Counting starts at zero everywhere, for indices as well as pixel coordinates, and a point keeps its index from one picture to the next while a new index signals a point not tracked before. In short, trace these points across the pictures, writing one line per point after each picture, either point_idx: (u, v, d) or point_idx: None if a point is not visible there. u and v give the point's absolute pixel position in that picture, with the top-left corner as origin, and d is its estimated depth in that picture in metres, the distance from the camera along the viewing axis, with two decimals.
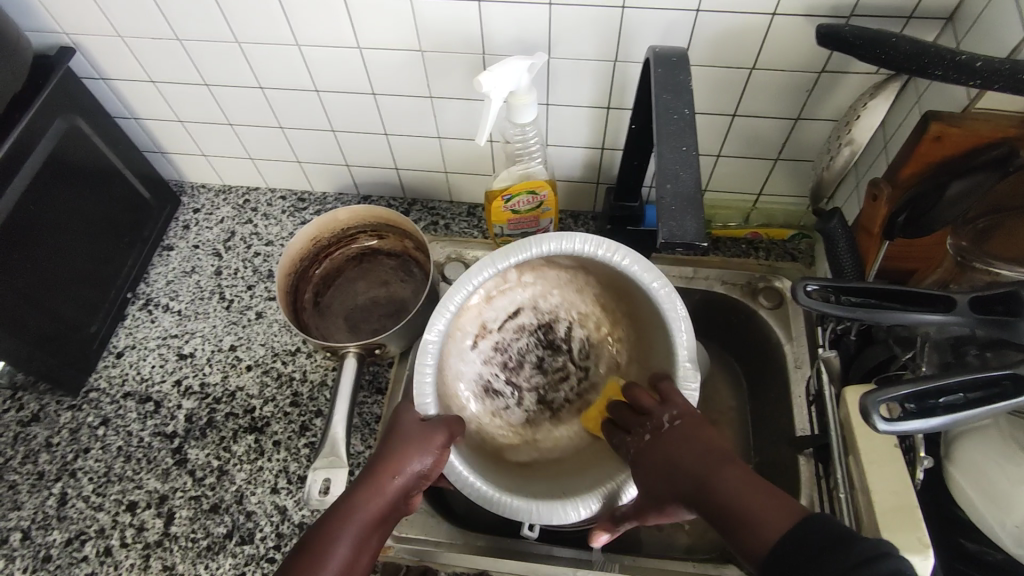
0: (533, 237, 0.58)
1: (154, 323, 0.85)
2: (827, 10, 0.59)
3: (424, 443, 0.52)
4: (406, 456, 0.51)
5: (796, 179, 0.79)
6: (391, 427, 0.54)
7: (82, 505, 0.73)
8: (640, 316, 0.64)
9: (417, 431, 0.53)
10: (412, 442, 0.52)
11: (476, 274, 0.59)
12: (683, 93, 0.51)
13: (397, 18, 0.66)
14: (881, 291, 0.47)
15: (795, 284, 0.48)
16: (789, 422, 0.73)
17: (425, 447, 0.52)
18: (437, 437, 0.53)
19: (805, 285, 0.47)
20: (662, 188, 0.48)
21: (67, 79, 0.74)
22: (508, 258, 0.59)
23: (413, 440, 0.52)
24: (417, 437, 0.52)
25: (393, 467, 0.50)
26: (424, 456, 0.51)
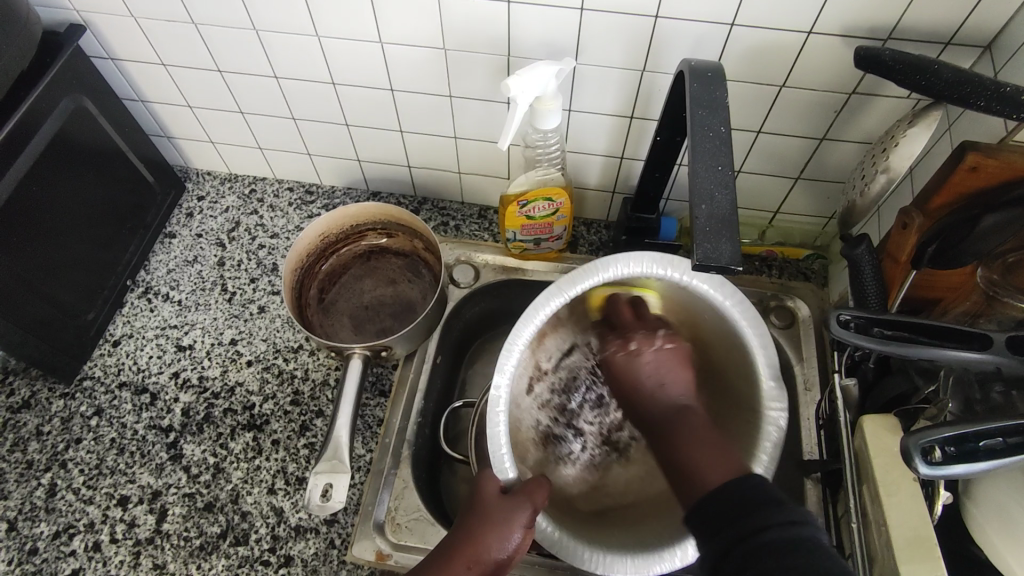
0: (625, 256, 0.56)
1: (153, 312, 0.83)
2: (863, 31, 0.58)
3: (507, 526, 0.52)
4: (485, 541, 0.52)
5: (815, 199, 0.78)
6: (475, 496, 0.54)
7: (71, 497, 0.71)
8: (714, 357, 0.64)
9: (499, 509, 0.52)
10: (495, 526, 0.52)
11: (571, 283, 0.56)
12: (718, 109, 0.50)
13: (422, 14, 0.64)
14: (915, 325, 0.48)
15: (830, 314, 0.49)
16: (795, 446, 0.72)
17: (509, 530, 0.52)
18: (521, 517, 0.52)
19: (839, 314, 0.48)
20: (697, 208, 0.47)
21: (76, 57, 0.71)
22: (611, 274, 0.56)
23: (485, 524, 0.52)
24: (498, 519, 0.52)
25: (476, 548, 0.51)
26: (507, 539, 0.52)
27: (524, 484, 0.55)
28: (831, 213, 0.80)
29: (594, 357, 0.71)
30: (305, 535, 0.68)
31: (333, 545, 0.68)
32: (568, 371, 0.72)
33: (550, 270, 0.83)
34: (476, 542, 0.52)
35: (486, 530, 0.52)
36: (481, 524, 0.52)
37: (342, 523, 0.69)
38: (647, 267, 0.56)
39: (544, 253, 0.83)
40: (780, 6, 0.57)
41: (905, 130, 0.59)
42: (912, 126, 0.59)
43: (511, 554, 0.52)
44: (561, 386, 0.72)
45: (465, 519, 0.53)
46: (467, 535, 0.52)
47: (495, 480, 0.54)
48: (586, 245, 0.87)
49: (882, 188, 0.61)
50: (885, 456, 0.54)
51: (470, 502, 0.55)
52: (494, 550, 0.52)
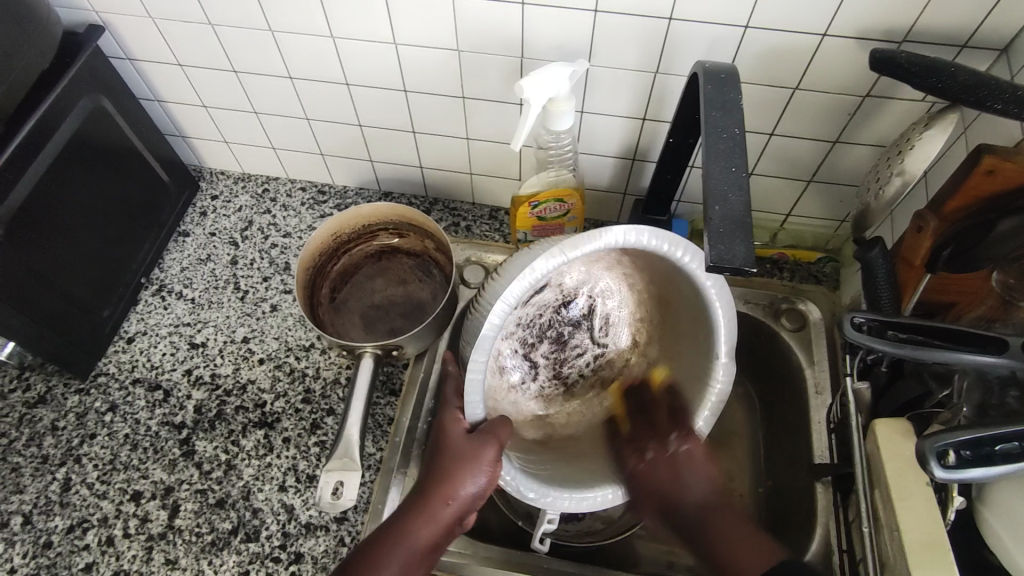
0: (624, 230, 0.53)
1: (167, 310, 0.84)
2: (879, 34, 0.58)
3: (474, 465, 0.55)
4: (454, 484, 0.55)
5: (827, 202, 0.78)
6: (442, 437, 0.57)
7: (85, 492, 0.71)
8: (677, 316, 0.66)
9: (465, 449, 0.55)
10: (465, 468, 0.55)
11: (573, 247, 0.52)
12: (733, 111, 0.50)
13: (437, 16, 0.64)
14: (932, 328, 0.48)
15: (842, 317, 0.49)
16: (807, 449, 0.72)
17: (475, 469, 0.55)
18: (486, 452, 0.55)
19: (852, 317, 0.48)
20: (710, 209, 0.46)
21: (95, 57, 0.72)
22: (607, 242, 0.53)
23: (456, 462, 0.55)
24: (464, 459, 0.55)
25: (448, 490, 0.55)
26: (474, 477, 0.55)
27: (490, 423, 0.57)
28: (844, 216, 0.80)
29: (561, 297, 0.69)
30: (315, 532, 0.69)
31: (343, 543, 0.68)
32: (535, 310, 0.67)
33: None
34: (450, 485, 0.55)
35: (455, 473, 0.55)
36: (450, 465, 0.55)
37: (352, 521, 0.69)
38: (647, 241, 0.54)
39: None
40: (794, 8, 0.57)
41: (920, 133, 0.58)
42: (927, 129, 0.58)
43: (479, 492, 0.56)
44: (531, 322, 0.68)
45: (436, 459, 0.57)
46: (440, 478, 0.56)
47: (461, 422, 0.57)
48: None
49: (898, 190, 0.60)
50: (898, 460, 0.54)
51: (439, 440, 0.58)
52: (460, 493, 0.55)
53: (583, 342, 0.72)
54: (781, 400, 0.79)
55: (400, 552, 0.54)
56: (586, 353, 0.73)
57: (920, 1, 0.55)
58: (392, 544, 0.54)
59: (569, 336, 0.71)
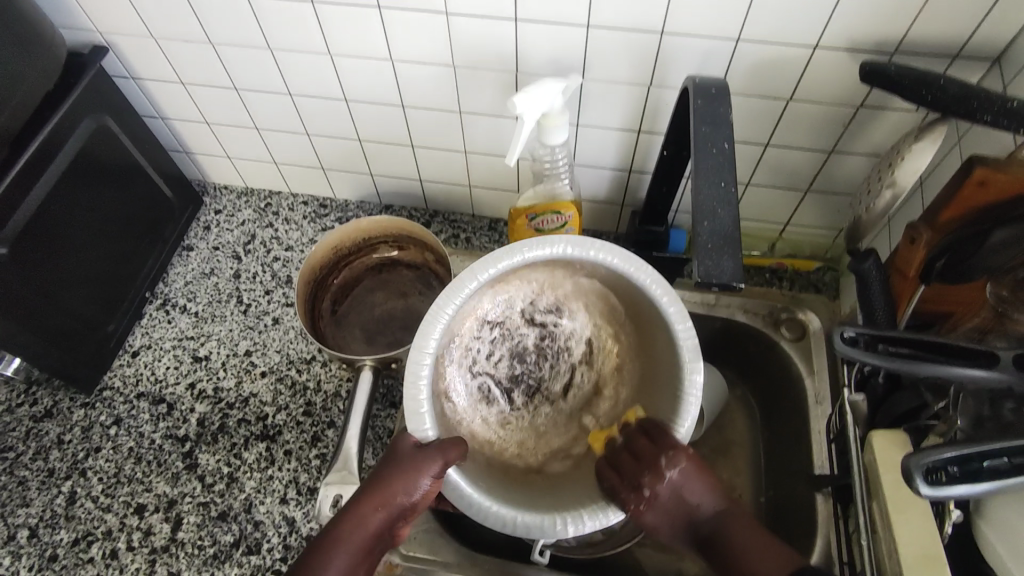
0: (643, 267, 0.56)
1: (171, 323, 0.85)
2: (870, 46, 0.58)
3: (415, 475, 0.51)
4: (374, 510, 0.52)
5: (825, 212, 0.78)
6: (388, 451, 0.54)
7: (90, 505, 0.72)
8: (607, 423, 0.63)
9: (410, 462, 0.52)
10: (385, 495, 0.52)
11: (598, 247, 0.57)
12: (722, 126, 0.50)
13: (432, 32, 0.65)
14: (923, 343, 0.48)
15: (834, 330, 0.49)
16: (807, 460, 0.72)
17: (417, 478, 0.51)
18: (425, 470, 0.51)
19: (843, 332, 0.48)
20: (699, 225, 0.47)
21: (99, 77, 0.74)
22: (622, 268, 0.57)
23: (399, 472, 0.52)
24: (389, 490, 0.52)
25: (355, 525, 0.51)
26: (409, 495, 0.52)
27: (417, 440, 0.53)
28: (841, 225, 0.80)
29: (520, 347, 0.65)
30: None
31: None
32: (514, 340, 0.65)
33: None
34: (370, 512, 0.52)
35: (387, 495, 0.52)
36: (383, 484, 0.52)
37: None
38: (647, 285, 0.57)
39: None
40: (785, 21, 0.57)
41: (911, 145, 0.58)
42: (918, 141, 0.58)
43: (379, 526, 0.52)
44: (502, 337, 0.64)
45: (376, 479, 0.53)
46: (366, 501, 0.52)
47: (411, 438, 0.54)
48: None
49: (892, 201, 0.60)
50: (894, 473, 0.54)
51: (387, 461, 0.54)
52: (376, 518, 0.52)
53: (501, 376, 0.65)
54: (783, 410, 0.79)
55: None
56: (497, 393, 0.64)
57: (910, 13, 0.55)
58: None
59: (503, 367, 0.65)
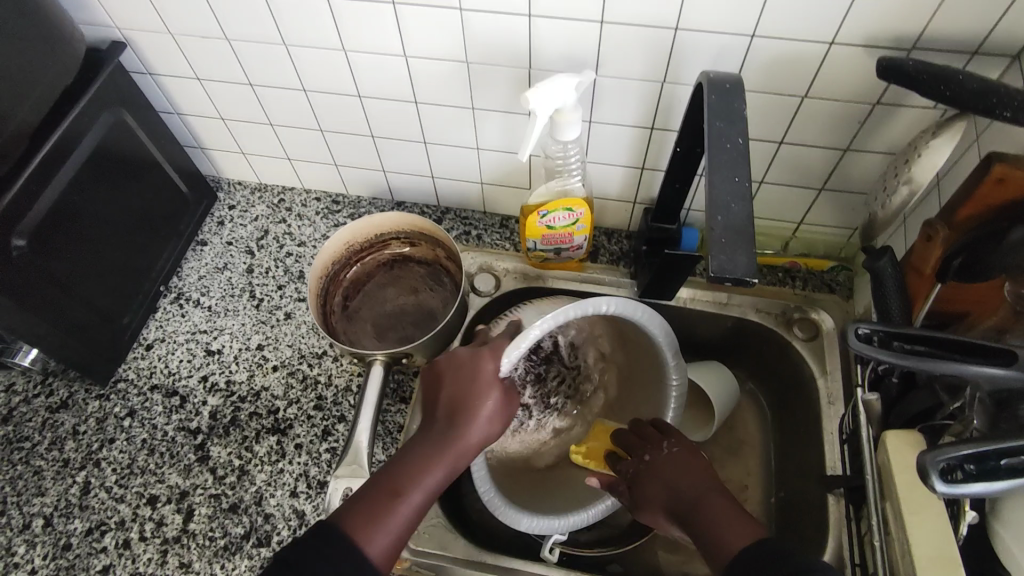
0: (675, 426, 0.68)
1: (184, 317, 0.86)
2: (887, 41, 0.58)
3: (488, 380, 0.57)
4: (466, 429, 0.55)
5: (839, 211, 0.77)
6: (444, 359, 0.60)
7: (104, 495, 0.73)
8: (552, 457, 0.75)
9: (475, 368, 0.58)
10: (474, 411, 0.56)
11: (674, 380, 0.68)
12: (737, 121, 0.50)
13: (446, 28, 0.65)
14: (941, 339, 0.47)
15: (848, 326, 0.48)
16: (819, 460, 0.72)
17: (489, 383, 0.57)
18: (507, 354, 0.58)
19: (858, 326, 0.47)
20: (713, 218, 0.45)
21: (118, 72, 0.74)
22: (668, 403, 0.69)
23: (475, 374, 0.57)
24: (475, 388, 0.56)
25: (455, 442, 0.55)
26: (493, 417, 0.57)
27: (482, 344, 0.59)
28: (855, 225, 0.79)
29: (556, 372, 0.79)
30: None
31: None
32: (572, 366, 0.79)
33: (569, 279, 0.85)
34: (463, 429, 0.56)
35: (474, 411, 0.56)
36: (473, 397, 0.56)
37: None
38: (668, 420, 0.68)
39: (564, 263, 0.85)
40: (801, 17, 0.57)
41: (929, 142, 0.58)
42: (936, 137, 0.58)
43: (485, 438, 0.57)
44: (567, 356, 0.79)
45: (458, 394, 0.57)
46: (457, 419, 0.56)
47: (462, 352, 0.60)
48: (607, 255, 0.88)
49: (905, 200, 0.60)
50: (908, 472, 0.53)
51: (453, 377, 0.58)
52: (477, 432, 0.56)
53: (552, 357, 0.78)
54: (795, 411, 0.78)
55: (411, 496, 0.52)
56: (545, 357, 0.78)
57: (929, 8, 0.55)
58: (402, 489, 0.52)
59: (558, 360, 0.79)
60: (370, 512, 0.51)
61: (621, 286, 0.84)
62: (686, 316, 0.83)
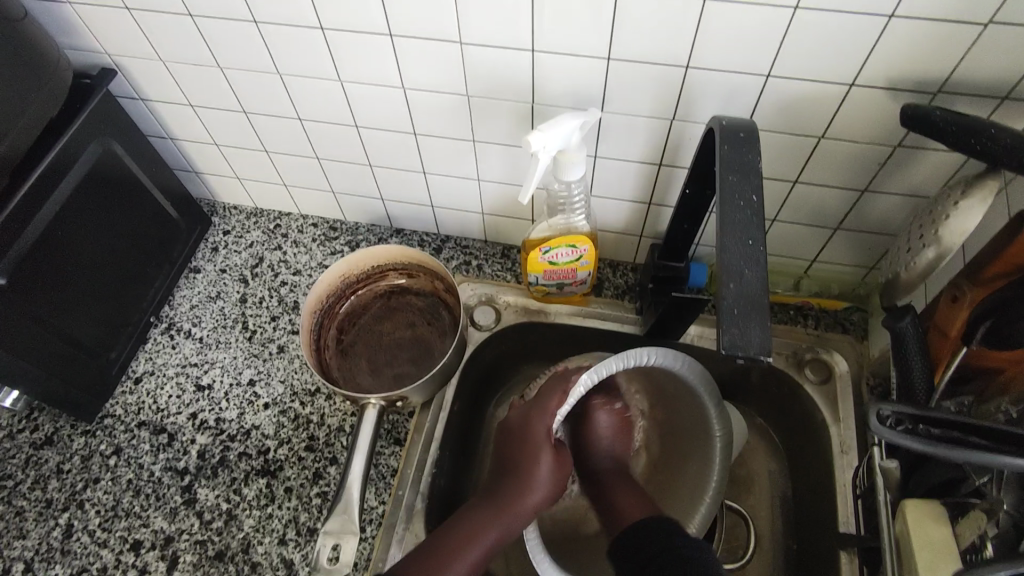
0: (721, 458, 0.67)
1: (174, 349, 0.83)
2: (911, 85, 0.55)
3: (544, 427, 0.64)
4: (525, 485, 0.61)
5: (856, 250, 0.74)
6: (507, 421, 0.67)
7: (87, 539, 0.71)
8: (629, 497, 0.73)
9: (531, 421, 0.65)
10: (532, 470, 0.62)
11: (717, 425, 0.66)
12: (751, 175, 0.47)
13: (446, 62, 0.63)
14: (971, 427, 0.44)
15: (872, 406, 0.46)
16: (831, 514, 0.68)
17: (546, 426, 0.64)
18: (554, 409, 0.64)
19: (880, 409, 0.44)
20: (723, 286, 0.43)
21: (106, 100, 0.72)
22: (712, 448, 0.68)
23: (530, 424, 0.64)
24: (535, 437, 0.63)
25: (517, 498, 0.61)
26: (548, 473, 0.63)
27: (530, 404, 0.66)
28: (871, 263, 0.75)
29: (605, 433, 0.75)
30: None
31: None
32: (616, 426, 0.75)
33: (573, 314, 0.82)
34: (523, 484, 0.62)
35: (531, 469, 0.62)
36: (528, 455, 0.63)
37: None
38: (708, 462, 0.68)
39: (567, 297, 0.81)
40: (820, 57, 0.54)
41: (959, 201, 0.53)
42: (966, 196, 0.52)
43: (547, 494, 0.62)
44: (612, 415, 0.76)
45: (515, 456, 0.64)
46: (518, 479, 0.62)
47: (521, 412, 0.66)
48: (611, 288, 0.85)
49: (932, 260, 0.55)
50: (927, 548, 0.50)
51: (511, 444, 0.65)
52: (543, 477, 0.62)
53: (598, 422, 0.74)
54: (805, 458, 0.74)
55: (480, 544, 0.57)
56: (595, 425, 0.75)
57: (957, 51, 0.51)
58: (471, 536, 0.57)
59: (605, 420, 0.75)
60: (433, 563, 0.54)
61: (627, 322, 0.81)
62: (692, 355, 0.79)
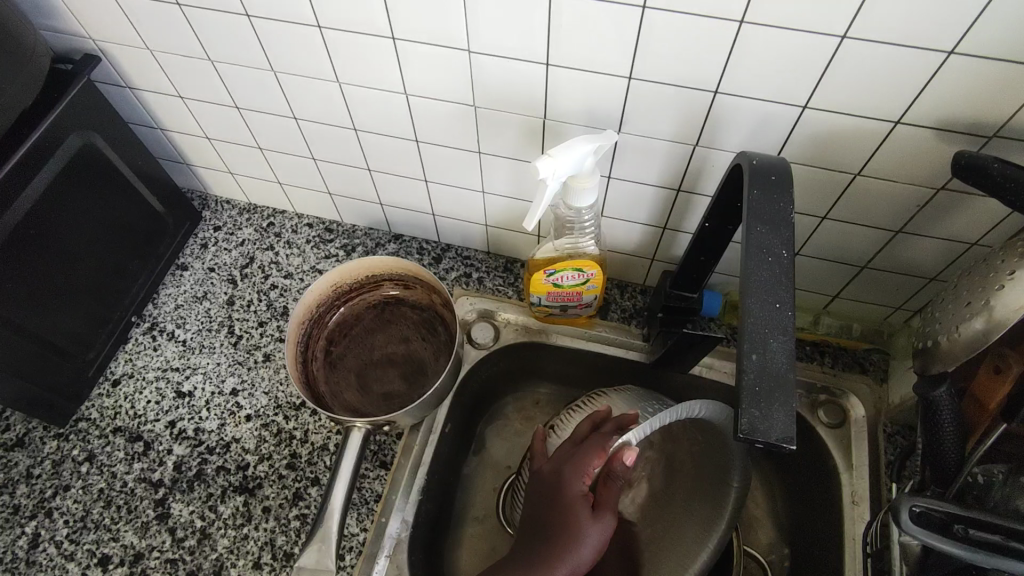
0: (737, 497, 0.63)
1: (156, 351, 0.79)
2: (964, 127, 0.49)
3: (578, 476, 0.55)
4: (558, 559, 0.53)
5: (883, 290, 0.69)
6: (538, 473, 0.59)
7: (53, 551, 0.67)
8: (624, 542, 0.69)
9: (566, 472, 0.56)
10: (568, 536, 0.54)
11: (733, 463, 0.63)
12: (783, 227, 0.42)
13: (452, 70, 0.58)
14: (1011, 529, 0.41)
15: (897, 499, 0.43)
16: (836, 569, 0.64)
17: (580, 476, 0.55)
18: (593, 469, 0.55)
19: (911, 507, 0.42)
20: (747, 358, 0.39)
21: (88, 89, 0.67)
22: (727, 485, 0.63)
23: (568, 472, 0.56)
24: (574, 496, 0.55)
25: (542, 572, 0.53)
26: (592, 546, 0.54)
27: (569, 456, 0.57)
28: (898, 304, 0.71)
29: None
30: None
31: None
32: None
33: (576, 336, 0.77)
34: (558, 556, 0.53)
35: (570, 538, 0.53)
36: (566, 523, 0.54)
37: None
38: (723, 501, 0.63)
39: (571, 319, 0.77)
40: (864, 91, 0.49)
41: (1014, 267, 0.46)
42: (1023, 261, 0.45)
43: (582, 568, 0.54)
44: None
45: (550, 520, 0.55)
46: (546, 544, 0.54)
47: (553, 464, 0.58)
48: (618, 311, 0.80)
49: (979, 332, 0.47)
50: None
51: (541, 497, 0.57)
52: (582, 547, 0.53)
53: None
54: (811, 506, 0.70)
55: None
56: None
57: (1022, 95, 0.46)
58: None
59: None
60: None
61: (632, 349, 0.76)
62: (699, 388, 0.75)
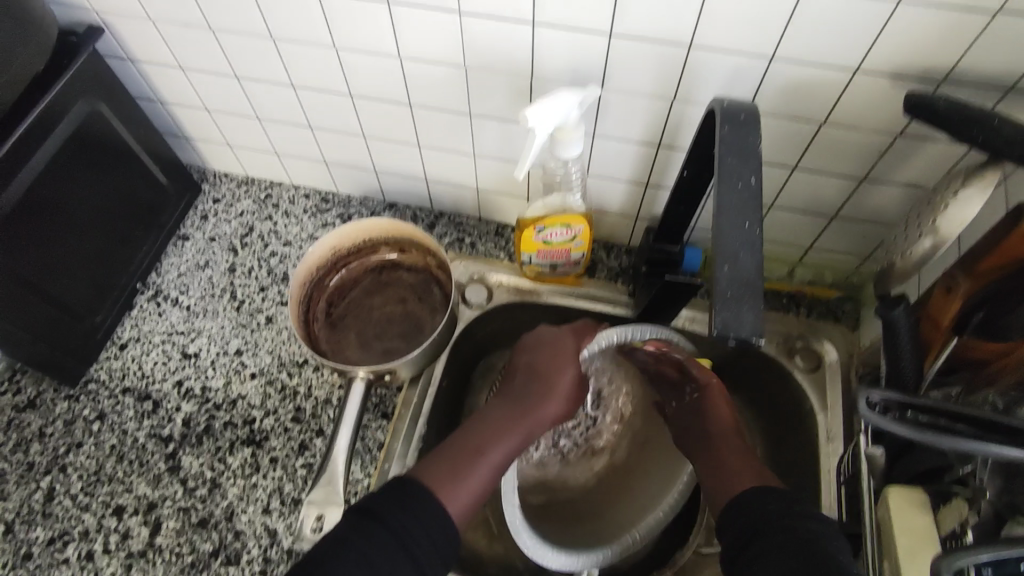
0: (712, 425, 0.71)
1: (161, 316, 0.82)
2: (916, 74, 0.54)
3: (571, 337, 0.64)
4: (548, 397, 0.61)
5: (851, 239, 0.74)
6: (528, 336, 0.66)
7: (68, 503, 0.70)
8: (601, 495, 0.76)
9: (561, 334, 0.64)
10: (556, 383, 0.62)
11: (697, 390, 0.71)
12: (750, 158, 0.46)
13: (444, 32, 0.61)
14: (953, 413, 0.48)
15: (861, 393, 0.50)
16: (813, 499, 0.69)
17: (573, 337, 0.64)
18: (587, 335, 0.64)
19: (868, 395, 0.49)
20: (720, 268, 0.43)
21: (94, 58, 0.70)
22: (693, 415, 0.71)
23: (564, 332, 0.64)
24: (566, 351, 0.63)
25: (532, 412, 0.59)
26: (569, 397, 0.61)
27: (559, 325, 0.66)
28: (866, 253, 0.75)
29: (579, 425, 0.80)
30: (297, 559, 0.67)
31: None
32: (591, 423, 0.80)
33: (566, 294, 0.81)
34: (548, 398, 0.61)
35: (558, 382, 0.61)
36: (555, 368, 0.62)
37: None
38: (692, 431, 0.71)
39: (560, 277, 0.81)
40: (825, 42, 0.53)
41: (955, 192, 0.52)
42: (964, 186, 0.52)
43: (558, 415, 0.61)
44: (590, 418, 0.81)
45: (541, 369, 0.63)
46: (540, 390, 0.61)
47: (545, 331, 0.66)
48: (605, 271, 0.84)
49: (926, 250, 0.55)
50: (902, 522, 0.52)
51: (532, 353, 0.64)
52: (563, 399, 0.61)
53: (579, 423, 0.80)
54: (790, 445, 0.75)
55: (499, 452, 0.56)
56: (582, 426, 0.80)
57: (966, 41, 0.51)
58: (486, 441, 0.56)
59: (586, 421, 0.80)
60: (457, 462, 0.54)
61: (618, 304, 0.80)
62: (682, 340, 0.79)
